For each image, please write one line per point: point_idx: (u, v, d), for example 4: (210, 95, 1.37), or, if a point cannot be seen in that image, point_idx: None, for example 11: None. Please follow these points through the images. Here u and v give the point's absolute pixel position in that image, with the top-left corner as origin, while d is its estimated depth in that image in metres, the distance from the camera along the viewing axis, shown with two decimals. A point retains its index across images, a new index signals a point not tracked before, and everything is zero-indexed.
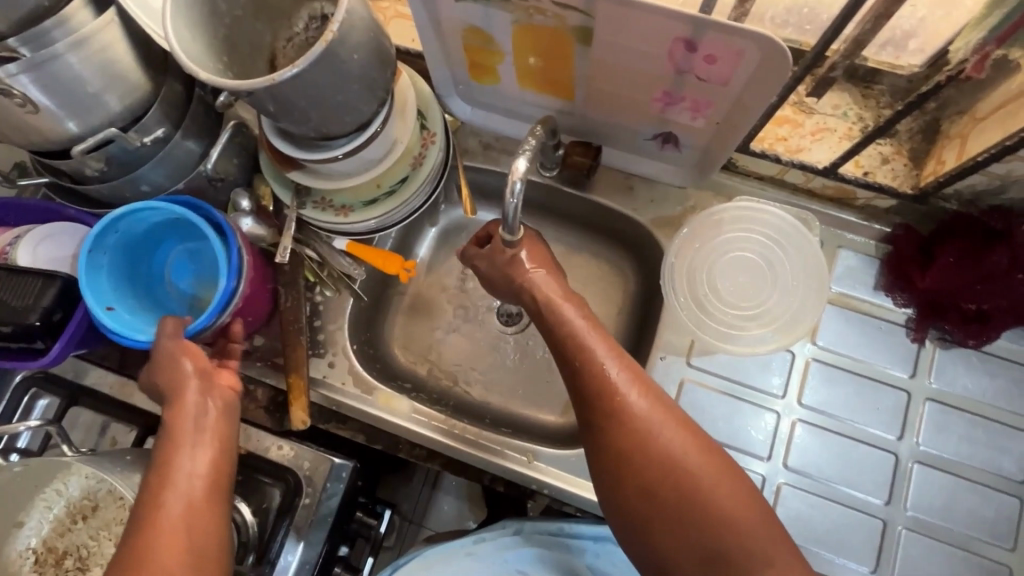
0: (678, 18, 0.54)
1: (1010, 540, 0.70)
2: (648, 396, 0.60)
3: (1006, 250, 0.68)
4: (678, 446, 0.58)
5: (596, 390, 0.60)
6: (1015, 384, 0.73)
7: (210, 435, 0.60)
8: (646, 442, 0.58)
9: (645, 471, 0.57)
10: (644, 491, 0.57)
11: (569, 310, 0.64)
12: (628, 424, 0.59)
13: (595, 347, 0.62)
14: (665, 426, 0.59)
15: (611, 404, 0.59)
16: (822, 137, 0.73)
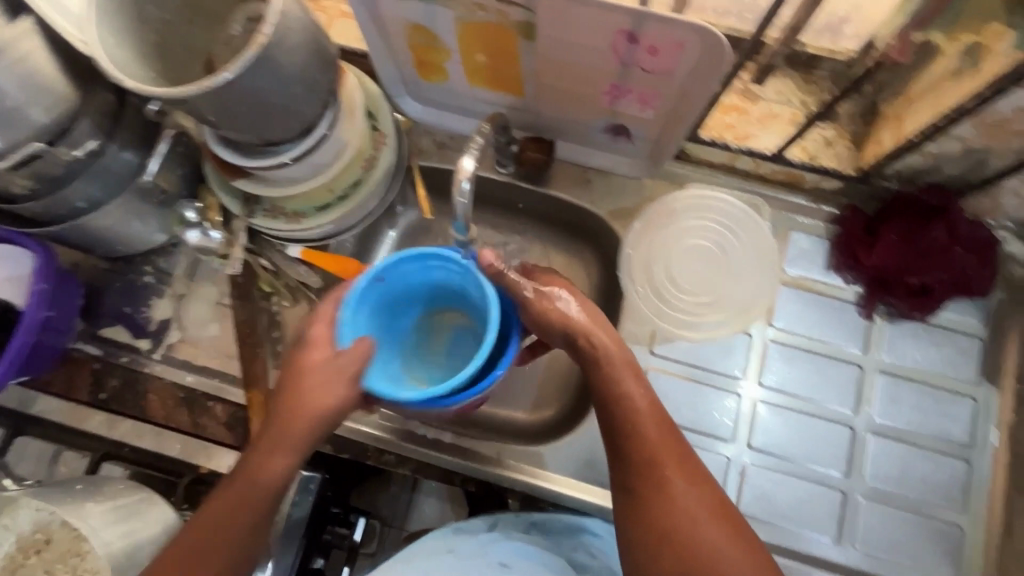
0: (618, 12, 0.54)
1: (960, 502, 0.73)
2: (691, 480, 0.58)
3: (943, 225, 0.71)
4: (712, 538, 0.55)
5: (637, 462, 0.59)
6: (959, 353, 0.77)
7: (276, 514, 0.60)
8: (682, 523, 0.56)
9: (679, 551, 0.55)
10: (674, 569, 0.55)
11: (619, 366, 0.60)
12: (667, 501, 0.57)
13: (644, 417, 0.59)
14: (705, 515, 0.57)
15: (653, 478, 0.58)
16: (769, 123, 0.75)
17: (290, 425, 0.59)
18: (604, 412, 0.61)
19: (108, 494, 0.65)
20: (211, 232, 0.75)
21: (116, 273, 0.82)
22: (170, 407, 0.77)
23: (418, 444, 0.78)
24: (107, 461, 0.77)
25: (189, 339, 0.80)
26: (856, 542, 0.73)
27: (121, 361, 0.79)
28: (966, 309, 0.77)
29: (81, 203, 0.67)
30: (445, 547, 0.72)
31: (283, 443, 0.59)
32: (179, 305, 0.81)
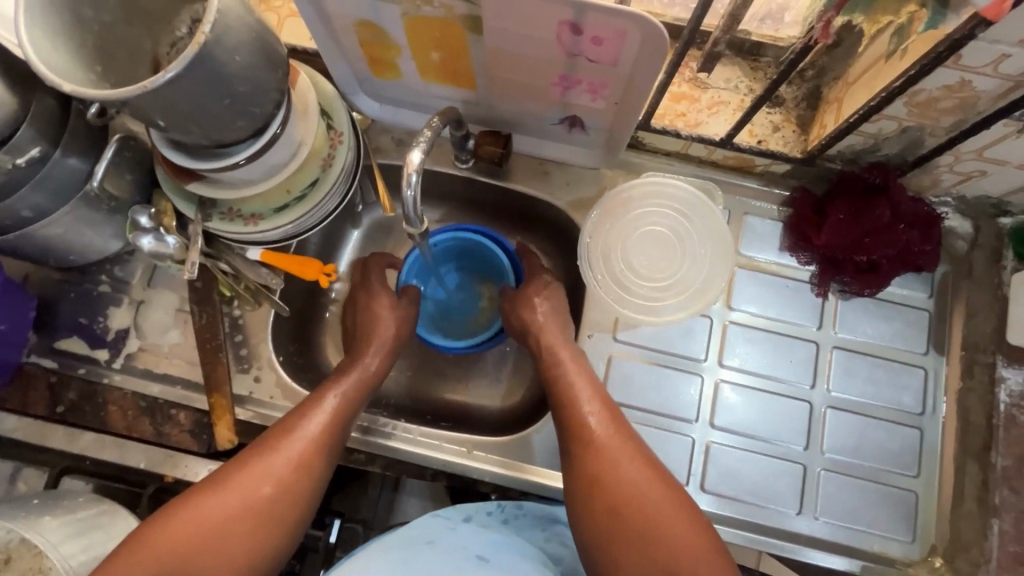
0: (559, 3, 0.55)
1: (914, 468, 0.76)
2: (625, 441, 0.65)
3: (886, 203, 0.73)
4: (647, 488, 0.62)
5: (577, 429, 0.66)
6: (908, 325, 0.79)
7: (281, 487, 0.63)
8: (619, 477, 0.62)
9: (622, 505, 0.61)
10: (618, 523, 0.61)
11: (564, 355, 0.71)
12: (604, 459, 0.64)
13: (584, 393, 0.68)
14: (637, 470, 0.63)
15: (591, 441, 0.65)
16: (718, 110, 0.77)
17: (335, 410, 0.68)
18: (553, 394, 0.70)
19: (66, 508, 0.64)
20: (167, 237, 0.74)
21: (70, 284, 0.80)
22: (133, 417, 0.76)
23: (386, 442, 0.78)
24: (68, 476, 0.75)
25: (149, 347, 0.79)
26: (817, 512, 0.75)
27: (79, 373, 0.77)
28: (913, 283, 0.80)
29: (26, 212, 0.66)
30: (422, 539, 0.68)
31: (331, 426, 0.67)
32: (138, 313, 0.80)
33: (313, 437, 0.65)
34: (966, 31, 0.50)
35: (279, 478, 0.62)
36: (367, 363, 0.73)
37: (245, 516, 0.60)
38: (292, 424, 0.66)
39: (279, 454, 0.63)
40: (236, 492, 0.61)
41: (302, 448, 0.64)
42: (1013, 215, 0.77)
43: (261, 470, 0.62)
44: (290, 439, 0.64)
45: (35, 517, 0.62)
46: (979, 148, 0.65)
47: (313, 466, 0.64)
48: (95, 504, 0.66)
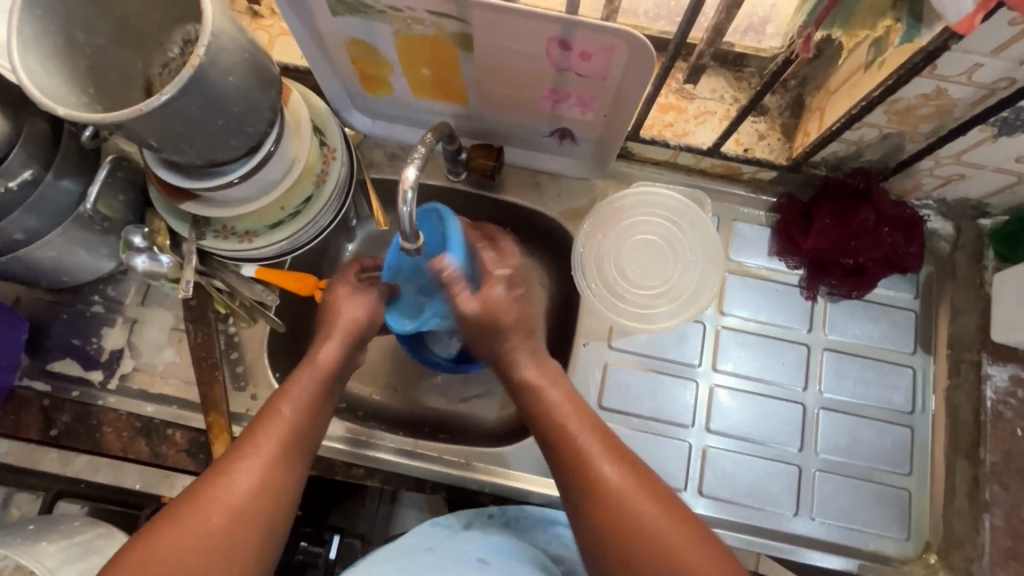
0: (547, 20, 0.57)
1: (906, 466, 0.78)
2: (619, 462, 0.62)
3: (871, 207, 0.75)
4: (645, 506, 0.59)
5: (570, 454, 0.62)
6: (896, 326, 0.81)
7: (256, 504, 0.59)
8: (620, 500, 0.59)
9: (626, 529, 0.58)
10: (623, 549, 0.58)
11: (545, 383, 0.67)
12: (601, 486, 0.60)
13: (567, 419, 0.64)
14: (633, 487, 0.60)
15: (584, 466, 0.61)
16: (704, 120, 0.78)
17: (295, 419, 0.64)
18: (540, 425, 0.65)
19: (63, 533, 0.63)
20: (160, 256, 0.74)
21: (62, 305, 0.80)
22: (128, 438, 0.76)
23: (385, 455, 0.78)
24: (62, 499, 0.74)
25: (144, 367, 0.78)
26: (813, 512, 0.76)
27: (72, 395, 0.77)
28: (899, 284, 0.82)
29: (18, 235, 0.65)
30: (423, 545, 0.70)
31: (292, 439, 0.63)
32: (132, 333, 0.79)
33: (274, 454, 0.61)
34: (938, 44, 0.51)
35: (236, 504, 0.58)
36: (319, 364, 0.67)
37: (207, 550, 0.56)
38: (246, 445, 0.61)
39: (249, 474, 0.60)
40: (191, 528, 0.56)
41: (262, 468, 0.60)
42: (992, 217, 0.79)
43: (231, 494, 0.59)
44: (248, 459, 0.60)
45: (31, 542, 0.61)
46: (958, 153, 0.67)
47: (280, 481, 0.61)
48: (91, 528, 0.65)
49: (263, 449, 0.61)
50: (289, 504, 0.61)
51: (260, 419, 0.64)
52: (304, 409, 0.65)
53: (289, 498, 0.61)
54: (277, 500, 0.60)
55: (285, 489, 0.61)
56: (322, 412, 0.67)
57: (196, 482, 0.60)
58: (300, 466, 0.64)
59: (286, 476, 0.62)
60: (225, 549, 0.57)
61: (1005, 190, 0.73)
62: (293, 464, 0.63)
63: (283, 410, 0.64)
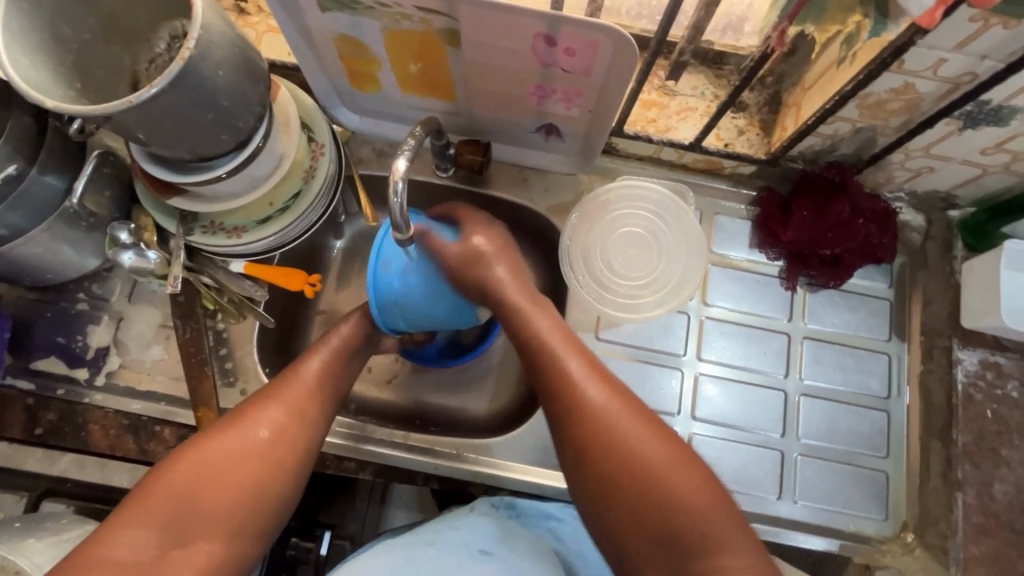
0: (533, 16, 0.58)
1: (883, 449, 0.80)
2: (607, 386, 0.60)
3: (846, 199, 0.78)
4: (629, 427, 0.57)
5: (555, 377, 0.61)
6: (872, 314, 0.84)
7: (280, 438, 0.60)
8: (603, 420, 0.57)
9: (610, 453, 0.56)
10: (607, 474, 0.56)
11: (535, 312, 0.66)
12: (584, 407, 0.58)
13: (554, 343, 0.63)
14: (620, 409, 0.58)
15: (567, 388, 0.60)
16: (686, 115, 0.81)
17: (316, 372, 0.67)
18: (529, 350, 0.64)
19: (50, 530, 0.62)
20: (147, 253, 0.73)
21: (46, 303, 0.79)
22: (116, 435, 0.75)
23: (377, 447, 0.78)
24: (47, 500, 0.74)
25: (130, 364, 0.78)
26: (796, 496, 0.78)
27: (57, 394, 0.76)
28: (874, 274, 0.85)
29: (1, 231, 0.65)
30: (426, 539, 0.67)
31: (325, 380, 0.67)
32: (119, 330, 0.79)
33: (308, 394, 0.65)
34: (905, 39, 0.54)
35: (262, 431, 0.60)
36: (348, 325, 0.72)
37: (242, 466, 0.57)
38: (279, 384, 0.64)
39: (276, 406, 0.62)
40: (232, 447, 0.58)
41: (295, 401, 0.63)
42: (960, 209, 0.83)
43: (256, 420, 0.60)
44: (284, 393, 0.63)
45: (17, 539, 0.60)
46: (926, 146, 0.70)
47: (308, 415, 0.63)
48: (78, 526, 0.65)
49: (298, 388, 0.64)
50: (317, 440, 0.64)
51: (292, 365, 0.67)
52: (336, 360, 0.69)
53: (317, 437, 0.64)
54: (307, 435, 0.62)
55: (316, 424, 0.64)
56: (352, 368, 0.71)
57: (231, 414, 0.61)
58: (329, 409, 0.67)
59: (317, 415, 0.64)
60: (260, 468, 0.58)
61: (971, 182, 0.76)
62: (325, 406, 0.66)
63: (316, 358, 0.68)
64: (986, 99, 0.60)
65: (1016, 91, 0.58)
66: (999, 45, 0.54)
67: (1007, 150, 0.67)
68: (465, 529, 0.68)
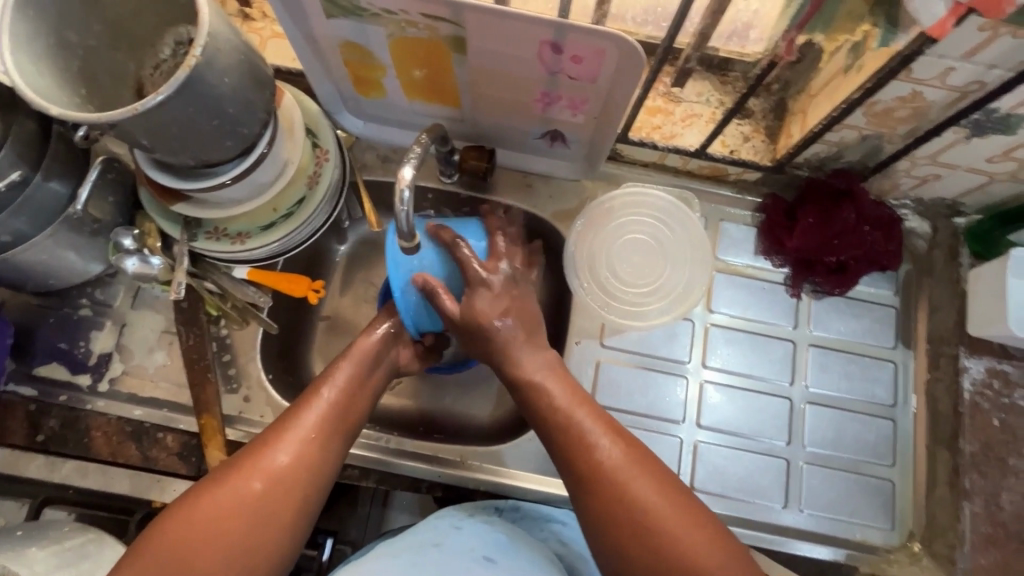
0: (540, 24, 0.58)
1: (889, 457, 0.80)
2: (620, 441, 0.60)
3: (852, 206, 0.77)
4: (644, 484, 0.57)
5: (569, 434, 0.61)
6: (878, 322, 0.83)
7: (276, 488, 0.57)
8: (617, 477, 0.58)
9: (626, 511, 0.56)
10: (625, 532, 0.56)
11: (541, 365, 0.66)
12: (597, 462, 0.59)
13: (566, 405, 0.63)
14: (634, 466, 0.58)
15: (579, 445, 0.60)
16: (692, 122, 0.80)
17: (320, 411, 0.64)
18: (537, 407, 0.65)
19: (53, 539, 0.62)
20: (151, 258, 0.74)
21: (49, 309, 0.79)
22: (118, 442, 0.75)
23: (380, 454, 0.78)
24: (49, 507, 0.74)
25: (133, 371, 0.78)
26: (801, 505, 0.78)
27: (59, 400, 0.75)
28: (880, 281, 0.84)
29: (5, 237, 0.65)
30: (430, 542, 0.66)
31: (326, 419, 0.64)
32: (122, 336, 0.79)
33: (314, 433, 0.62)
34: (913, 48, 0.54)
35: (263, 480, 0.57)
36: (356, 351, 0.70)
37: (244, 519, 0.55)
38: (285, 424, 0.62)
39: (273, 451, 0.59)
40: (233, 500, 0.56)
41: (295, 443, 0.60)
42: (966, 215, 0.83)
43: (253, 467, 0.58)
44: (287, 435, 0.60)
45: (19, 548, 0.60)
46: (933, 154, 0.70)
47: (309, 462, 0.60)
48: (81, 534, 0.64)
49: (304, 427, 0.62)
50: (325, 480, 0.61)
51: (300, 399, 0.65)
52: (344, 393, 0.67)
53: (327, 476, 0.62)
54: (316, 475, 0.60)
55: (326, 463, 0.61)
56: (363, 395, 0.69)
57: (233, 458, 0.59)
58: (339, 444, 0.64)
59: (325, 453, 0.62)
60: (264, 520, 0.56)
61: (977, 189, 0.76)
62: (330, 442, 0.63)
63: (324, 392, 0.65)
64: (994, 108, 0.60)
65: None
66: (1008, 55, 0.53)
67: (1014, 158, 0.67)
68: (468, 533, 0.68)
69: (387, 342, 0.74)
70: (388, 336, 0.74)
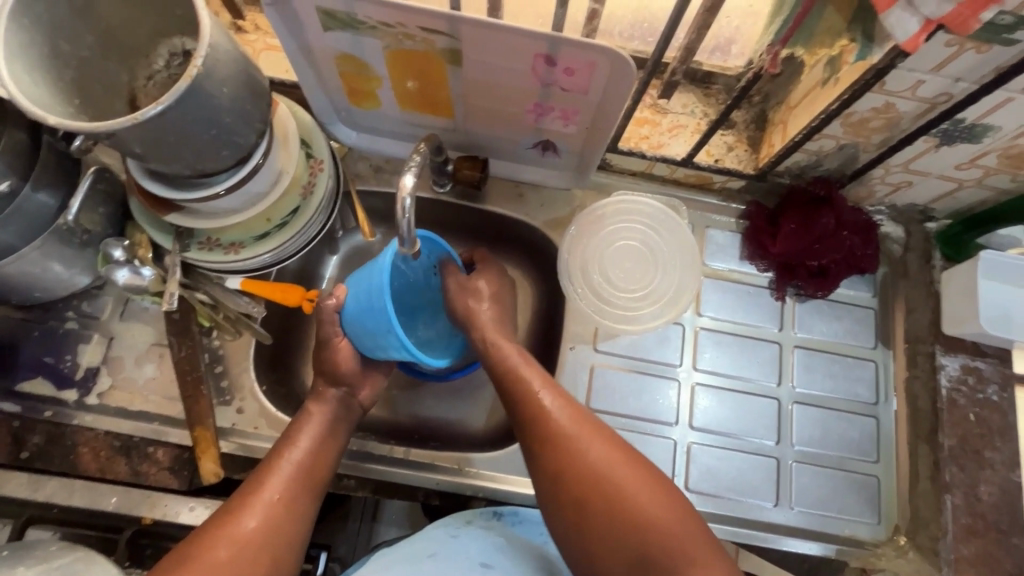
0: (535, 37, 0.60)
1: (873, 454, 0.82)
2: (608, 446, 0.63)
3: (831, 212, 0.81)
4: (631, 484, 0.60)
5: (547, 441, 0.64)
6: (858, 323, 0.87)
7: (262, 552, 0.59)
8: (601, 480, 0.60)
9: (613, 509, 0.59)
10: (608, 530, 0.59)
11: (525, 368, 0.69)
12: (580, 468, 0.61)
13: (548, 405, 0.66)
14: (622, 469, 0.61)
15: (567, 446, 0.63)
16: (678, 132, 0.83)
17: (304, 466, 0.65)
18: (518, 410, 0.67)
19: (41, 557, 0.60)
20: (142, 270, 0.73)
21: (33, 323, 0.77)
22: (106, 458, 0.73)
23: (373, 464, 0.78)
24: (32, 527, 0.71)
25: (121, 384, 0.76)
26: (792, 503, 0.80)
27: (45, 415, 0.74)
28: (859, 284, 0.88)
29: None
30: (424, 552, 0.68)
31: (309, 479, 0.65)
32: (110, 348, 0.77)
33: (280, 496, 0.62)
34: (887, 61, 0.57)
35: (250, 543, 0.58)
36: (319, 413, 0.70)
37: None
38: (261, 484, 0.62)
39: (256, 515, 0.60)
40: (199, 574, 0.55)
41: (277, 508, 0.61)
42: (937, 221, 0.87)
43: (238, 533, 0.58)
44: (263, 501, 0.61)
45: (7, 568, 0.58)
46: (905, 162, 0.74)
47: (293, 524, 0.62)
48: (70, 552, 0.62)
49: (270, 491, 0.62)
50: (302, 539, 0.62)
51: (271, 458, 0.65)
52: (318, 449, 0.67)
53: (300, 537, 0.62)
54: (286, 536, 0.61)
55: (297, 523, 0.62)
56: (335, 454, 0.69)
57: (198, 528, 0.59)
58: (309, 503, 0.64)
59: (294, 514, 0.62)
60: None
61: (946, 196, 0.80)
62: (304, 502, 0.64)
63: (292, 451, 0.66)
64: (961, 119, 0.64)
65: (989, 110, 0.62)
66: (972, 69, 0.57)
67: (980, 165, 0.71)
68: (464, 541, 0.69)
69: (344, 406, 0.72)
70: (340, 398, 0.71)
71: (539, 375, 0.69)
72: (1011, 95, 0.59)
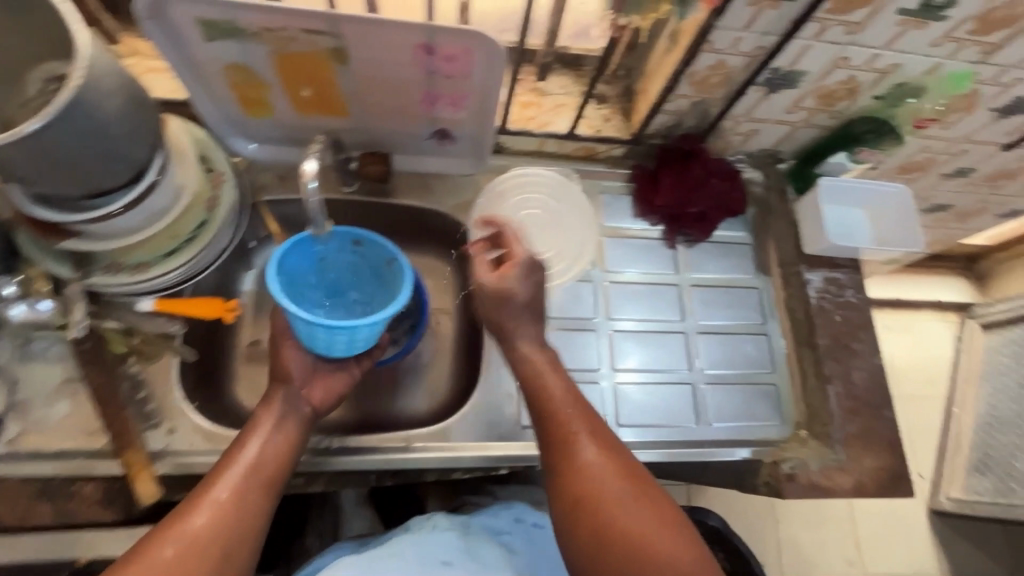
0: (412, 29, 0.66)
1: (769, 365, 0.94)
2: (630, 475, 0.64)
3: (698, 163, 0.93)
4: (652, 525, 0.61)
5: (572, 468, 0.65)
6: (739, 256, 0.99)
7: (210, 556, 0.58)
8: (622, 512, 0.62)
9: (632, 540, 0.60)
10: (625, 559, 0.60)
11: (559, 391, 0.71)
12: (605, 496, 0.63)
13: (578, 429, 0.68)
14: (643, 501, 0.63)
15: (591, 473, 0.64)
16: (560, 111, 0.92)
17: (255, 468, 0.65)
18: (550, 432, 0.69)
19: None
20: (39, 303, 0.71)
21: None
22: (27, 503, 0.69)
23: (322, 457, 0.78)
24: None
25: (33, 426, 0.72)
26: (710, 420, 0.90)
27: None
28: (734, 224, 1.01)
29: None
30: (386, 552, 0.69)
31: (262, 480, 0.64)
32: (14, 392, 0.73)
33: (227, 494, 0.61)
34: (707, 22, 0.68)
35: (197, 540, 0.58)
36: (267, 419, 0.68)
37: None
38: (210, 483, 0.62)
39: (202, 513, 0.59)
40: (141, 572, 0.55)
41: (226, 509, 0.61)
42: (786, 161, 1.01)
43: (182, 531, 0.58)
44: (211, 499, 0.61)
45: None
46: (747, 111, 0.87)
47: (244, 525, 0.61)
48: None
49: (218, 490, 0.61)
50: (253, 539, 0.61)
51: (225, 461, 0.65)
52: (273, 456, 0.67)
53: (252, 536, 0.61)
54: (233, 537, 0.60)
55: (245, 522, 0.61)
56: (289, 461, 0.68)
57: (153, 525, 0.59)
58: (261, 505, 0.63)
59: (243, 513, 0.61)
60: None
61: (787, 138, 0.95)
62: (257, 503, 0.63)
63: (243, 454, 0.65)
64: (777, 67, 0.77)
65: (795, 58, 0.75)
66: (773, 23, 0.70)
67: (804, 107, 0.85)
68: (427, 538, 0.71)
69: (289, 406, 0.70)
70: (285, 398, 0.70)
71: (574, 399, 0.70)
72: (808, 41, 0.73)
